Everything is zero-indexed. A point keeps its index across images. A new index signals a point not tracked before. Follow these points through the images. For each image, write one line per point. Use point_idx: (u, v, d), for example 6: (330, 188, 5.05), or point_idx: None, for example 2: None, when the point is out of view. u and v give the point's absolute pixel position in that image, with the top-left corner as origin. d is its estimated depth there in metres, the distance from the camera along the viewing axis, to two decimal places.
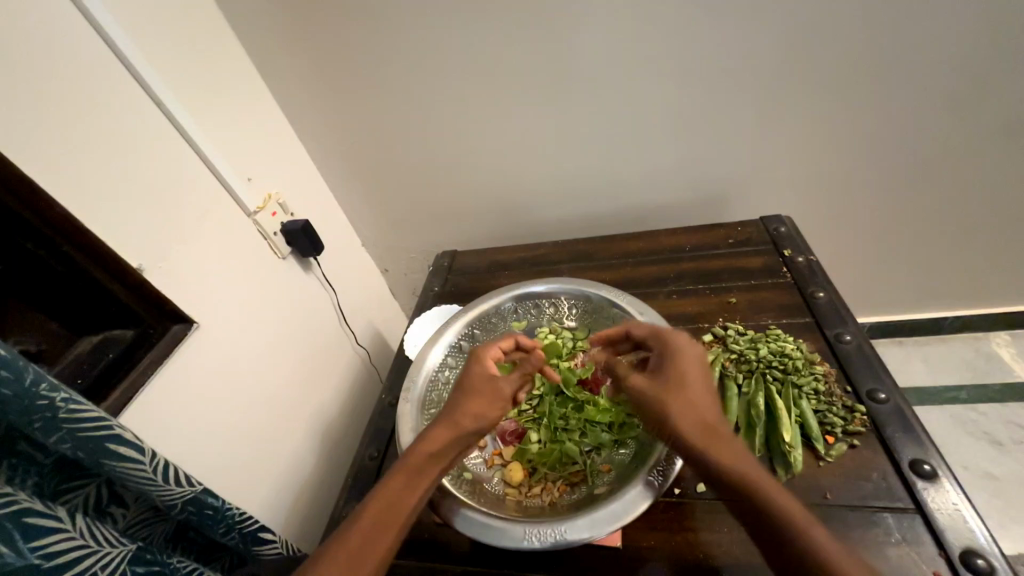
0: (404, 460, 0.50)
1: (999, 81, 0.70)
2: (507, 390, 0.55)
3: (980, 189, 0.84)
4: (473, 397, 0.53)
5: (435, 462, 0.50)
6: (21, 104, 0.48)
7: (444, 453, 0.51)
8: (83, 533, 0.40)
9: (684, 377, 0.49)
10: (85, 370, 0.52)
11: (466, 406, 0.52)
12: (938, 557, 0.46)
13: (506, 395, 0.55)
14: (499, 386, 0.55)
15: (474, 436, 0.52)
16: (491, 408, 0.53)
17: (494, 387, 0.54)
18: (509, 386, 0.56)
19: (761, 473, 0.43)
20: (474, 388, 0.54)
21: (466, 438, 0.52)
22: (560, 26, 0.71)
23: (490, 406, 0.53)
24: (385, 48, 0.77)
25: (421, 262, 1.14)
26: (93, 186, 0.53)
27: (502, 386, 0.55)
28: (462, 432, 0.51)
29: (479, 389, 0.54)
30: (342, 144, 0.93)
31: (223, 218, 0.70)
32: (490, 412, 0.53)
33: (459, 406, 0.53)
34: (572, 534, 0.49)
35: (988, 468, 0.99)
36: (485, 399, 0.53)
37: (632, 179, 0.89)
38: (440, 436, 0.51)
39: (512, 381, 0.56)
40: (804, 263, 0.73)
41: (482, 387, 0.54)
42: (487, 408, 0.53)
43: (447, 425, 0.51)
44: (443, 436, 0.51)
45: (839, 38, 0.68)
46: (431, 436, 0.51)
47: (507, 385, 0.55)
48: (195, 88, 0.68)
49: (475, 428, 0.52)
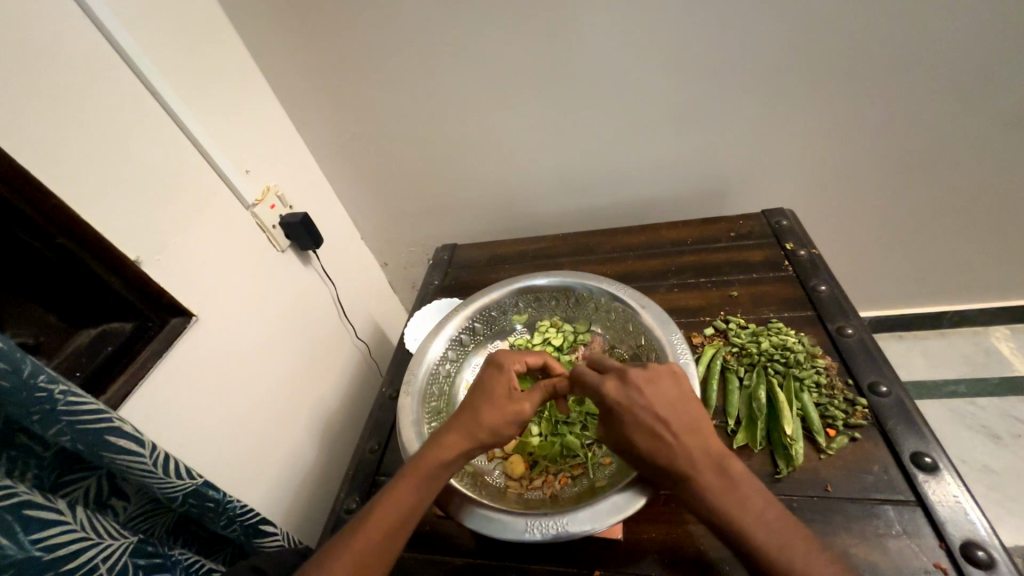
0: (416, 463, 0.49)
1: (1006, 73, 0.69)
2: (528, 409, 0.52)
3: (983, 183, 0.84)
4: (493, 409, 0.51)
5: (446, 468, 0.50)
6: (17, 97, 0.47)
7: (456, 460, 0.50)
8: (83, 525, 0.40)
9: (671, 404, 0.47)
10: (83, 362, 0.52)
11: (482, 416, 0.51)
12: (938, 549, 0.46)
13: (526, 413, 0.52)
14: (521, 403, 0.52)
15: (488, 447, 0.51)
16: (508, 423, 0.51)
17: (515, 400, 0.52)
18: (531, 402, 0.53)
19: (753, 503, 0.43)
20: (494, 399, 0.52)
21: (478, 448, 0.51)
22: (562, 17, 0.70)
23: (510, 420, 0.51)
24: (385, 39, 0.76)
25: (420, 255, 1.13)
26: (92, 180, 0.53)
27: (524, 401, 0.52)
28: (477, 443, 0.50)
29: (499, 401, 0.52)
30: (341, 136, 0.92)
31: (221, 211, 0.70)
32: (508, 427, 0.51)
33: (475, 414, 0.51)
34: (574, 526, 0.49)
35: (986, 462, 0.99)
36: (504, 412, 0.51)
37: (633, 171, 0.88)
38: (454, 443, 0.50)
39: (535, 398, 0.54)
40: (806, 257, 0.73)
41: (502, 398, 0.52)
42: (505, 422, 0.51)
43: (464, 432, 0.50)
44: (457, 443, 0.50)
45: (845, 29, 0.67)
46: (445, 442, 0.50)
47: (529, 400, 0.53)
48: (193, 80, 0.67)
49: (490, 440, 0.51)
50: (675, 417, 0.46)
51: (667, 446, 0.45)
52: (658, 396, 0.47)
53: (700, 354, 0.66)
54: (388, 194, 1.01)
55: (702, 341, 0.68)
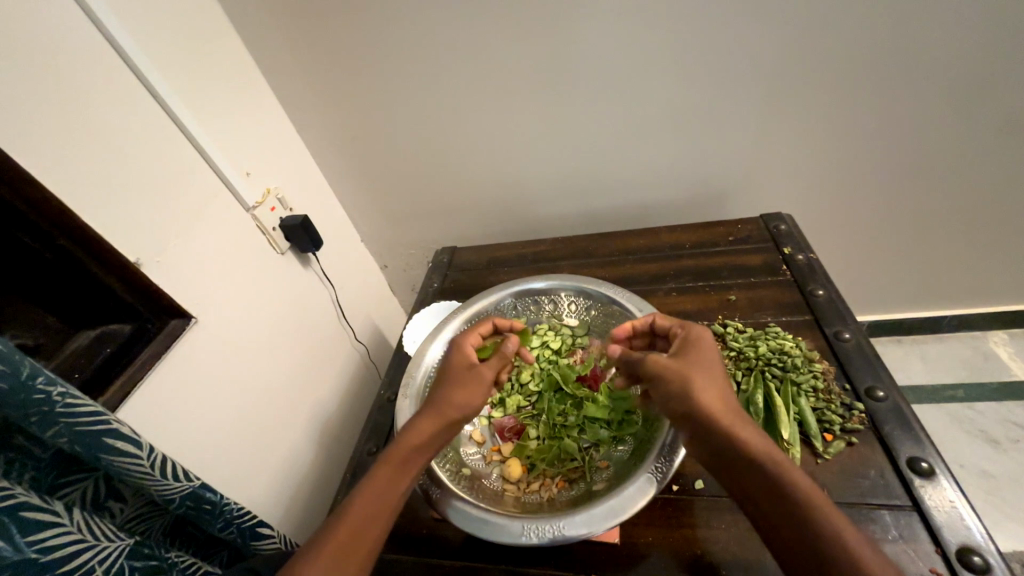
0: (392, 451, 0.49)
1: (1004, 79, 0.70)
2: (489, 372, 0.55)
3: (981, 188, 0.84)
4: (459, 387, 0.53)
5: (423, 452, 0.50)
6: (21, 103, 0.47)
7: (430, 445, 0.51)
8: (80, 527, 0.40)
9: (722, 377, 0.47)
10: (81, 364, 0.52)
11: (451, 396, 0.52)
12: (934, 554, 0.46)
13: (488, 378, 0.55)
14: (481, 371, 0.55)
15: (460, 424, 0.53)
16: (475, 395, 0.53)
17: (475, 371, 0.55)
18: (490, 369, 0.56)
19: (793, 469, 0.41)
20: (457, 376, 0.54)
21: (452, 426, 0.52)
22: (560, 22, 0.71)
23: (474, 391, 0.53)
24: (386, 45, 0.77)
25: (420, 258, 1.14)
26: (94, 184, 0.53)
27: (484, 369, 0.55)
28: (449, 422, 0.51)
29: (462, 377, 0.54)
30: (341, 140, 0.92)
31: (221, 214, 0.70)
32: (476, 399, 0.53)
33: (444, 397, 0.52)
34: (571, 530, 0.49)
35: (984, 467, 0.99)
36: (468, 386, 0.53)
37: (632, 176, 0.88)
38: (428, 428, 0.51)
39: (492, 365, 0.56)
40: (804, 261, 0.73)
41: (463, 374, 0.54)
42: (472, 395, 0.53)
43: (434, 417, 0.51)
44: (431, 427, 0.51)
45: (842, 36, 0.67)
46: (418, 426, 0.51)
47: (487, 366, 0.56)
48: (195, 85, 0.68)
49: (461, 416, 0.52)
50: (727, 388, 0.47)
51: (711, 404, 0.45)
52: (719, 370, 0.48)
53: None
54: (388, 197, 1.01)
55: None
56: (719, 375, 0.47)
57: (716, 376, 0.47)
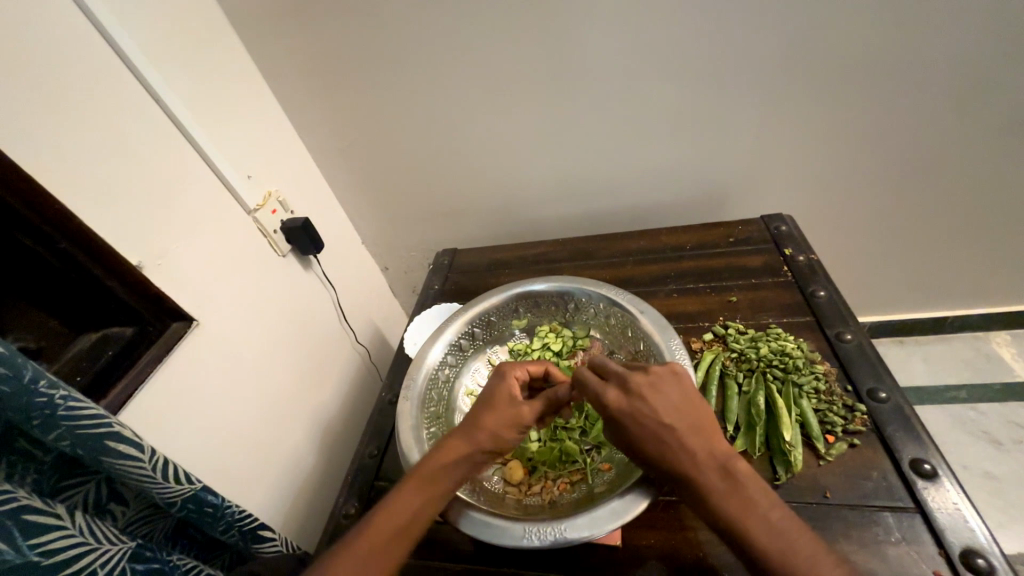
0: (415, 474, 0.49)
1: (1002, 79, 0.69)
2: (530, 416, 0.52)
3: (982, 189, 0.84)
4: (492, 414, 0.51)
5: (445, 475, 0.49)
6: (26, 111, 0.48)
7: (456, 466, 0.49)
8: (82, 530, 0.40)
9: (692, 415, 0.46)
10: (84, 366, 0.52)
11: (482, 420, 0.51)
12: (937, 556, 0.46)
13: (527, 420, 0.52)
14: (522, 409, 0.52)
15: (489, 454, 0.50)
16: (511, 429, 0.51)
17: (516, 405, 0.52)
18: (532, 410, 0.53)
19: (770, 512, 0.41)
20: (492, 404, 0.52)
21: (478, 454, 0.50)
22: (558, 25, 0.71)
23: (510, 424, 0.51)
24: (384, 50, 0.77)
25: (420, 260, 1.14)
26: (98, 190, 0.53)
27: (524, 407, 0.52)
28: (478, 449, 0.49)
29: (499, 406, 0.51)
30: (342, 143, 0.92)
31: (223, 217, 0.70)
32: (508, 434, 0.51)
33: (476, 420, 0.51)
34: (572, 532, 0.49)
35: (987, 468, 0.99)
36: (503, 417, 0.51)
37: (632, 178, 0.89)
38: (452, 446, 0.49)
39: (534, 408, 0.53)
40: (805, 263, 0.73)
41: (503, 402, 0.52)
42: (505, 428, 0.51)
43: (462, 438, 0.50)
44: (456, 450, 0.49)
45: (839, 37, 0.68)
46: (443, 446, 0.50)
47: (529, 406, 0.53)
48: (197, 92, 0.68)
49: (490, 446, 0.50)
50: (681, 431, 0.45)
51: (673, 451, 0.44)
52: (663, 399, 0.46)
53: (699, 360, 0.66)
54: (389, 200, 1.02)
55: (701, 346, 0.68)
56: (659, 407, 0.46)
57: (653, 411, 0.45)
